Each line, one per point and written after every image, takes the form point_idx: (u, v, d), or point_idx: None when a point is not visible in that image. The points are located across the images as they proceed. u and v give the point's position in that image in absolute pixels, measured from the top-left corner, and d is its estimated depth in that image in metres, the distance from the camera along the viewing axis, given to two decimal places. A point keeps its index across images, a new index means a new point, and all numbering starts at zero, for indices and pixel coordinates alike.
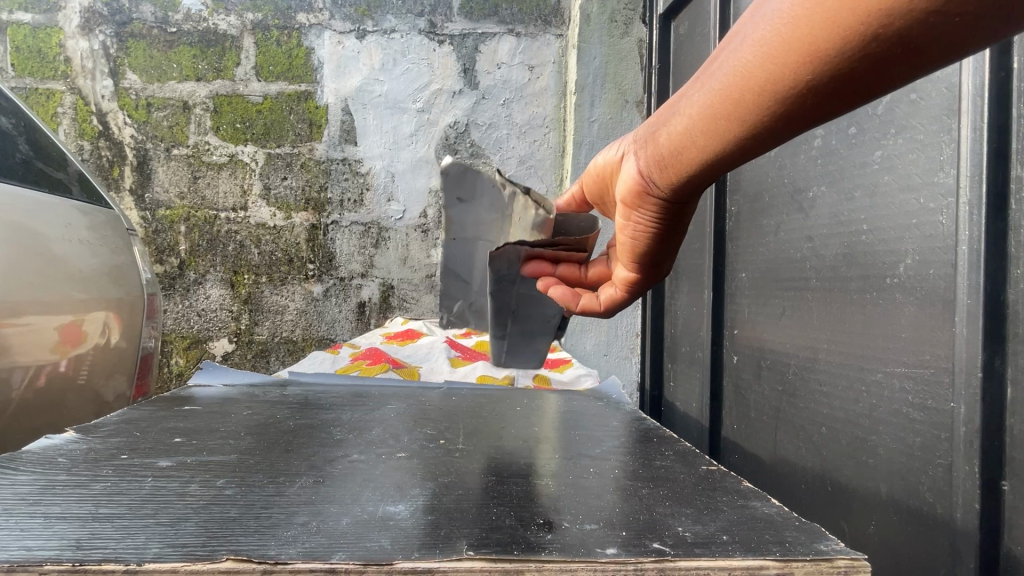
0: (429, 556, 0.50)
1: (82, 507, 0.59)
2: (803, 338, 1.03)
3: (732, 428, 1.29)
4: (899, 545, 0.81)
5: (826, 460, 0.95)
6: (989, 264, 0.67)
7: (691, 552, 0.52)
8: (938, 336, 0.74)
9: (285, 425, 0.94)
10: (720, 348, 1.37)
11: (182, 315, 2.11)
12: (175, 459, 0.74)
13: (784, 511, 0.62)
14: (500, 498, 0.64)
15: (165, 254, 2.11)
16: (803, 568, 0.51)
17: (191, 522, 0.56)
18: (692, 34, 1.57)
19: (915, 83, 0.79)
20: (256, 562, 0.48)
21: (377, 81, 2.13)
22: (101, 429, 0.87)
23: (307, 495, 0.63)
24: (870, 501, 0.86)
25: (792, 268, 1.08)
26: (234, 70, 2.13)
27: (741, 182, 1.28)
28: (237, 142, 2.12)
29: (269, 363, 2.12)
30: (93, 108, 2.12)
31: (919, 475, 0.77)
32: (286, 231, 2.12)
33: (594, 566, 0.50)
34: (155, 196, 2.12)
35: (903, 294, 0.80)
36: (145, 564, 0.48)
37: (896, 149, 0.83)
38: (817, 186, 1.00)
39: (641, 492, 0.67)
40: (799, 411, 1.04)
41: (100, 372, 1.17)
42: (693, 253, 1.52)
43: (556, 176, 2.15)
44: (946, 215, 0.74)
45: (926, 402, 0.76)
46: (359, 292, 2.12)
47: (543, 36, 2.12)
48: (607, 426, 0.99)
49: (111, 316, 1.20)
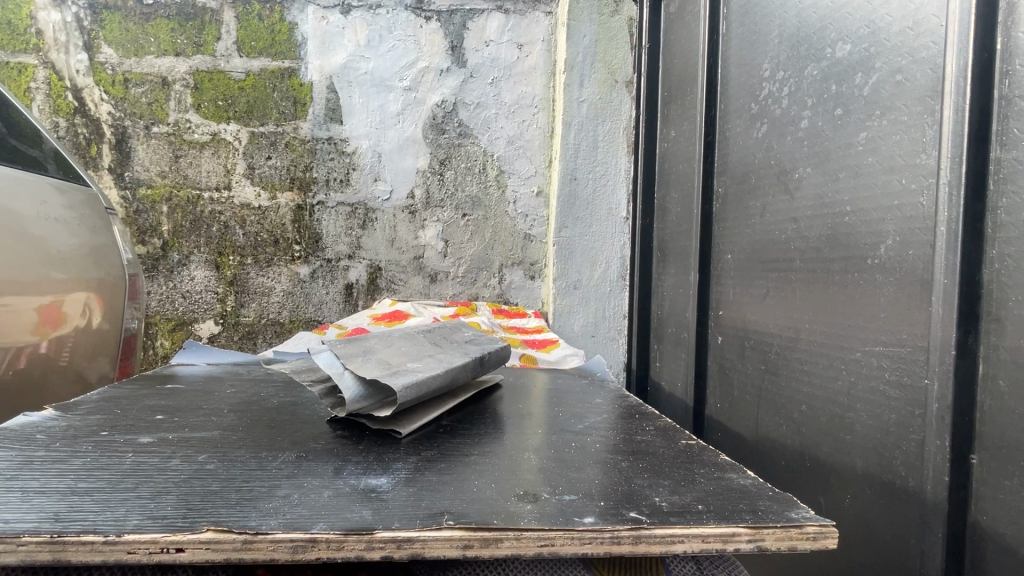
0: (409, 526, 0.51)
1: (61, 482, 0.59)
2: (786, 319, 1.05)
3: (716, 406, 1.31)
4: (873, 517, 0.83)
5: (805, 437, 0.98)
6: (965, 244, 0.69)
7: (667, 520, 0.54)
8: (916, 316, 0.76)
9: (269, 403, 0.94)
10: (705, 329, 1.39)
11: (166, 296, 2.08)
12: (156, 435, 0.74)
13: (760, 483, 0.64)
14: (484, 472, 0.65)
15: (147, 234, 2.06)
16: (774, 534, 0.53)
17: (173, 495, 0.56)
18: (682, 11, 1.54)
19: (901, 64, 0.79)
20: (237, 532, 0.49)
21: (363, 58, 2.08)
22: (81, 407, 0.86)
23: (289, 470, 0.64)
24: (847, 475, 0.88)
25: (776, 249, 1.08)
26: (215, 45, 2.07)
27: (728, 163, 1.27)
28: (219, 120, 2.07)
29: (256, 344, 2.11)
30: (68, 83, 2.05)
31: (893, 450, 0.79)
32: (271, 212, 2.09)
33: (572, 534, 0.51)
34: (135, 175, 2.06)
35: (883, 275, 0.82)
36: (124, 536, 0.48)
37: (880, 130, 0.83)
38: (802, 167, 1.00)
39: (621, 465, 0.68)
40: (781, 390, 1.06)
41: (81, 353, 1.15)
42: (679, 235, 1.52)
43: (545, 156, 2.14)
44: (926, 196, 0.74)
45: (902, 379, 0.78)
46: (347, 274, 2.11)
47: (532, 14, 2.09)
48: (592, 404, 1.01)
49: (91, 297, 1.18)
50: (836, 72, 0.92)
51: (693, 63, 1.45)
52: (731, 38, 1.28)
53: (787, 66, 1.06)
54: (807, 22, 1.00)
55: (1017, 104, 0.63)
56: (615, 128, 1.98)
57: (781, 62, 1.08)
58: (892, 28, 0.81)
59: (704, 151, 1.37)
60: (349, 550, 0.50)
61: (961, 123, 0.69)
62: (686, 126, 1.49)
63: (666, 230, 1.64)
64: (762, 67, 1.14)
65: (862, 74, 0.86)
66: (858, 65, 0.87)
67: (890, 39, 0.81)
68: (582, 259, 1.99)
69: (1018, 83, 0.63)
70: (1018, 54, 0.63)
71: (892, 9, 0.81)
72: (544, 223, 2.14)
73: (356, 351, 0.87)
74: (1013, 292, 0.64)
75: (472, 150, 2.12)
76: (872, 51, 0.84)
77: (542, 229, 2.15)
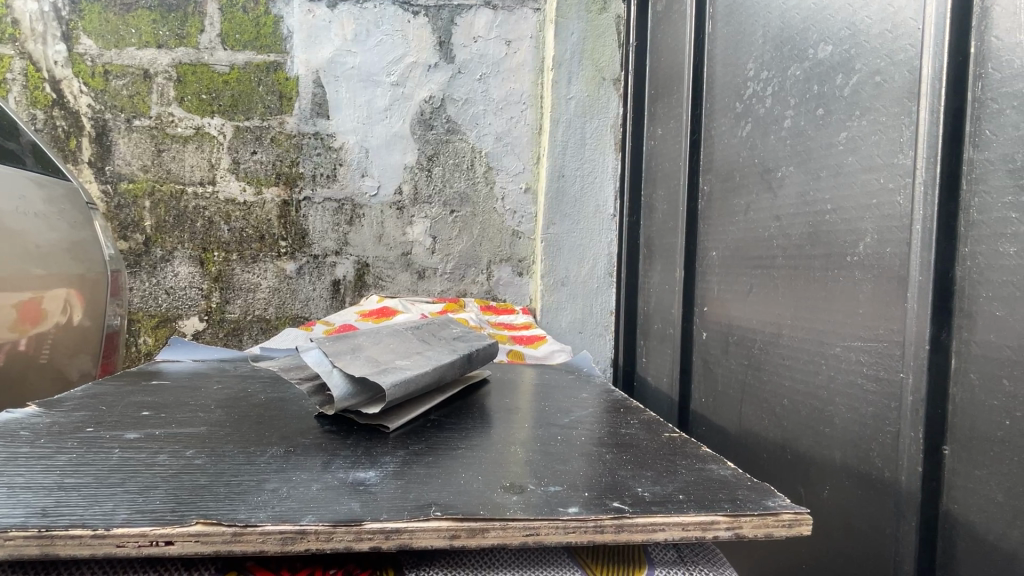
0: (397, 518, 0.52)
1: (47, 478, 0.58)
2: (769, 314, 1.07)
3: (701, 401, 1.34)
4: (851, 507, 0.86)
5: (787, 431, 1.00)
6: (939, 242, 0.71)
7: (648, 509, 0.55)
8: (892, 312, 0.78)
9: (257, 399, 0.94)
10: (690, 325, 1.41)
11: (149, 292, 2.05)
12: (142, 431, 0.74)
13: (740, 473, 0.66)
14: (471, 465, 0.66)
15: (129, 230, 2.03)
16: (751, 522, 0.55)
17: (161, 490, 0.56)
18: (669, 10, 1.55)
19: (880, 66, 0.81)
20: (226, 524, 0.50)
21: (350, 52, 2.07)
22: (64, 404, 0.85)
23: (278, 464, 0.64)
24: (825, 467, 0.91)
25: (759, 246, 1.11)
26: (198, 37, 2.04)
27: (714, 162, 1.29)
28: (203, 114, 2.05)
29: (242, 341, 2.09)
30: (46, 74, 2.01)
31: (870, 442, 0.82)
32: (256, 207, 2.07)
33: (557, 523, 0.53)
34: (116, 169, 2.03)
35: (862, 271, 0.84)
36: (113, 529, 0.48)
37: (859, 130, 0.85)
38: (785, 166, 1.02)
39: (606, 457, 0.70)
40: (764, 384, 1.08)
41: (61, 350, 1.14)
42: (666, 232, 1.54)
43: (533, 153, 2.14)
44: (903, 195, 0.77)
45: (879, 373, 0.81)
46: (334, 270, 2.09)
47: (520, 10, 2.09)
48: (578, 398, 1.02)
49: (72, 293, 1.16)
50: (818, 73, 0.94)
51: (680, 62, 1.47)
52: (717, 37, 1.30)
53: (771, 66, 1.08)
54: (791, 23, 1.02)
55: (990, 107, 0.66)
56: (602, 126, 2.00)
57: (765, 62, 1.10)
58: (872, 31, 0.83)
59: (690, 149, 1.38)
60: (338, 540, 0.50)
61: (936, 124, 0.71)
62: (673, 124, 1.50)
63: (652, 227, 1.65)
64: (747, 67, 1.16)
65: (843, 75, 0.88)
66: (839, 66, 0.89)
67: (870, 42, 0.83)
68: (570, 256, 2.01)
69: (990, 86, 0.66)
70: (990, 58, 0.66)
71: (872, 12, 0.83)
72: (532, 220, 2.15)
73: (344, 345, 0.87)
74: (983, 289, 0.66)
75: (461, 146, 2.11)
76: (853, 52, 0.86)
77: (530, 226, 2.16)
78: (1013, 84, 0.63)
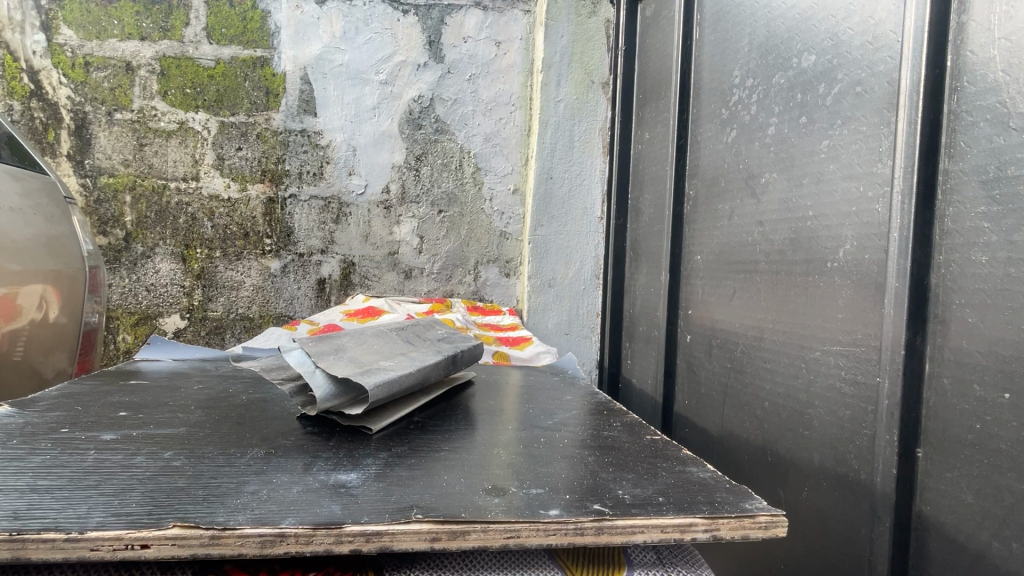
0: (379, 520, 0.52)
1: (18, 480, 0.57)
2: (751, 318, 1.09)
3: (684, 403, 1.35)
4: (827, 508, 0.88)
5: (768, 433, 1.02)
6: (915, 249, 0.72)
7: (628, 511, 0.56)
8: (870, 317, 0.80)
9: (238, 400, 0.93)
10: (674, 327, 1.42)
11: (129, 289, 2.01)
12: (119, 432, 0.73)
13: (718, 475, 0.67)
14: (453, 467, 0.66)
15: (109, 225, 1.99)
16: (729, 524, 0.56)
17: (136, 492, 0.55)
18: (658, 15, 1.57)
19: (861, 77, 0.83)
20: (203, 528, 0.49)
21: (338, 49, 2.05)
22: (38, 404, 0.83)
23: (258, 466, 0.64)
24: (804, 469, 0.92)
25: (742, 251, 1.13)
26: (183, 30, 2.01)
27: (699, 166, 1.31)
28: (187, 109, 2.02)
29: (224, 340, 2.06)
30: (24, 64, 1.96)
31: (847, 444, 0.84)
32: (240, 204, 2.04)
33: (537, 526, 0.53)
34: (96, 162, 1.98)
35: (841, 277, 0.86)
36: (86, 533, 0.48)
37: (841, 139, 0.87)
38: (769, 172, 1.04)
39: (588, 460, 0.71)
40: (745, 387, 1.10)
41: (38, 348, 1.12)
42: (652, 236, 1.56)
43: (521, 154, 2.15)
44: (882, 203, 0.78)
45: (856, 376, 0.82)
46: (320, 268, 2.07)
47: (510, 11, 2.10)
48: (563, 400, 1.03)
49: (48, 290, 1.13)
50: (801, 82, 0.96)
51: (668, 69, 1.48)
52: (705, 44, 1.31)
53: (756, 74, 1.10)
54: (776, 32, 1.04)
55: (964, 119, 0.67)
56: (590, 128, 2.01)
57: (751, 69, 1.12)
58: (854, 42, 0.84)
59: (676, 153, 1.40)
60: (318, 544, 0.50)
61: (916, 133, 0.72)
62: (660, 129, 1.52)
63: (639, 230, 1.67)
64: (733, 74, 1.18)
65: (825, 84, 0.90)
66: (823, 76, 0.91)
67: (852, 53, 0.85)
68: (556, 258, 2.02)
69: (965, 99, 0.67)
70: (966, 72, 0.68)
71: (853, 24, 0.85)
72: (519, 221, 2.15)
73: (326, 346, 0.87)
74: (957, 296, 0.68)
75: (449, 146, 2.11)
76: (835, 63, 0.88)
77: (518, 227, 2.16)
78: (987, 97, 0.65)
